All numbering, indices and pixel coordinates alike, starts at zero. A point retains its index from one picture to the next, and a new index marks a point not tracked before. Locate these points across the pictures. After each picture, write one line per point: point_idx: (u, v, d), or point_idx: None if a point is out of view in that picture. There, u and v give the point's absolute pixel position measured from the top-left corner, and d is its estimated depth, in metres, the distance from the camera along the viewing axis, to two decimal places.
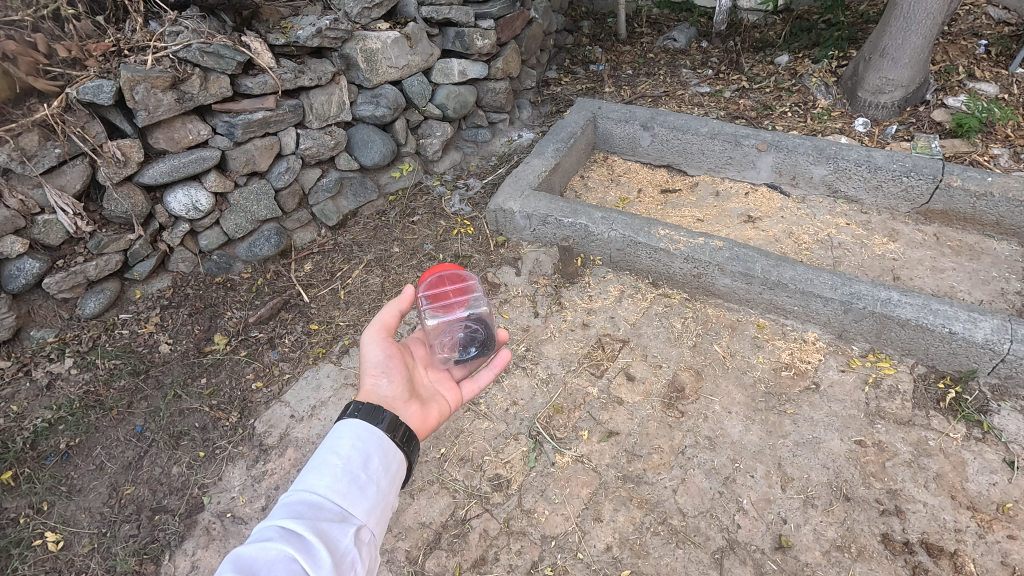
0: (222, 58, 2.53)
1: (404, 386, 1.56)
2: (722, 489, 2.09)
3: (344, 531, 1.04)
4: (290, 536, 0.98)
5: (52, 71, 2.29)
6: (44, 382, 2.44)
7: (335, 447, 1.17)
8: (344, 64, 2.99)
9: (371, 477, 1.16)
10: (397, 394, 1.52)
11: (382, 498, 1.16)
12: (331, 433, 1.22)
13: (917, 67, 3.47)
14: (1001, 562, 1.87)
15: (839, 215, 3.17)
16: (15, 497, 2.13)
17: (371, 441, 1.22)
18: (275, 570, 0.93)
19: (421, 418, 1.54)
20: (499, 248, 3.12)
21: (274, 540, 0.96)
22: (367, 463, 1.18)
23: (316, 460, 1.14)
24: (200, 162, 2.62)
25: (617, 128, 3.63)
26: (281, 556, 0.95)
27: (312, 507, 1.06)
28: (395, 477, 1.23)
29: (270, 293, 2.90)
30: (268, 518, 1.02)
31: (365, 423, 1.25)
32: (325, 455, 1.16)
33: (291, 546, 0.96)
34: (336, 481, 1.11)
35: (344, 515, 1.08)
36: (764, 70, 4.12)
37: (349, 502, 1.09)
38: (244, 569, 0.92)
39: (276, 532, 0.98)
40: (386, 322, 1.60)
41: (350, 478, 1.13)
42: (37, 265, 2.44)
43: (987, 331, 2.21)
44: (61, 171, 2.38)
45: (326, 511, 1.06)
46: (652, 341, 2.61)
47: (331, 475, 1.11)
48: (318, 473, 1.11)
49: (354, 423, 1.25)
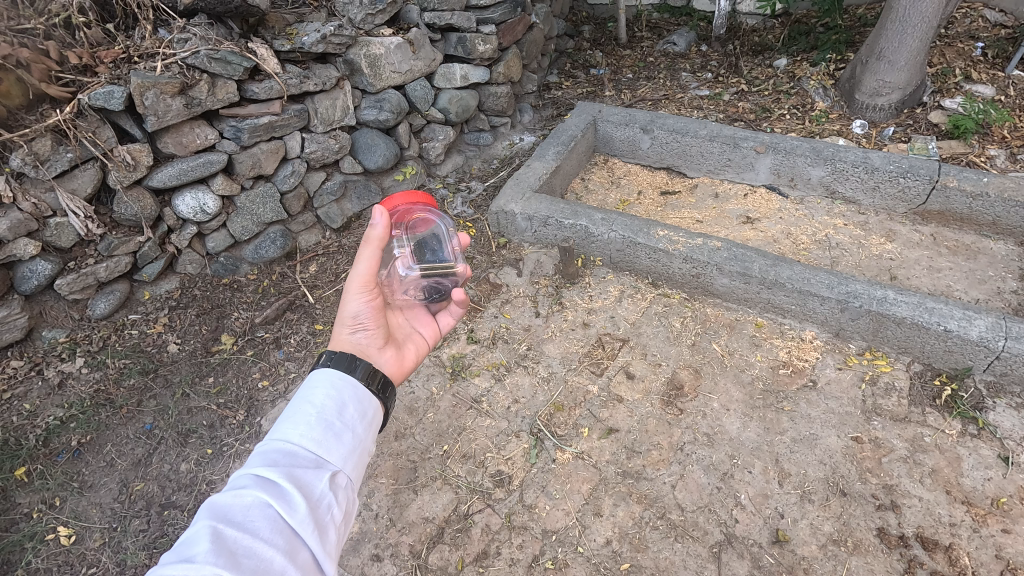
0: (229, 64, 2.59)
1: (379, 331, 1.58)
2: (719, 484, 2.13)
3: (319, 477, 1.07)
4: (266, 483, 1.01)
5: (63, 77, 2.35)
6: (55, 381, 2.49)
7: (309, 396, 1.19)
8: (348, 69, 3.04)
9: (347, 425, 1.18)
10: (373, 342, 1.55)
11: (359, 444, 1.19)
12: (306, 383, 1.24)
13: (914, 70, 3.51)
14: (995, 555, 1.90)
15: (837, 215, 3.21)
16: (29, 493, 2.18)
17: (346, 390, 1.24)
18: (250, 515, 0.95)
19: (398, 362, 1.60)
20: (501, 250, 3.16)
21: (249, 488, 0.99)
22: (342, 410, 1.20)
23: (290, 409, 1.16)
24: (207, 166, 2.68)
25: (617, 131, 3.67)
26: (256, 503, 0.97)
27: (286, 455, 1.08)
28: (373, 424, 1.26)
29: (276, 293, 2.95)
30: (243, 467, 1.04)
31: (339, 372, 1.27)
32: (300, 404, 1.17)
33: (265, 492, 0.99)
34: (310, 429, 1.13)
35: (320, 461, 1.10)
36: (763, 73, 4.16)
37: (324, 449, 1.11)
38: (220, 516, 0.94)
39: (250, 480, 1.01)
40: (366, 274, 1.49)
41: (325, 426, 1.15)
42: (48, 267, 2.49)
43: (982, 329, 2.24)
44: (72, 175, 2.43)
45: (301, 458, 1.08)
46: (652, 340, 2.65)
47: (305, 423, 1.13)
48: (293, 422, 1.13)
49: (328, 373, 1.26)
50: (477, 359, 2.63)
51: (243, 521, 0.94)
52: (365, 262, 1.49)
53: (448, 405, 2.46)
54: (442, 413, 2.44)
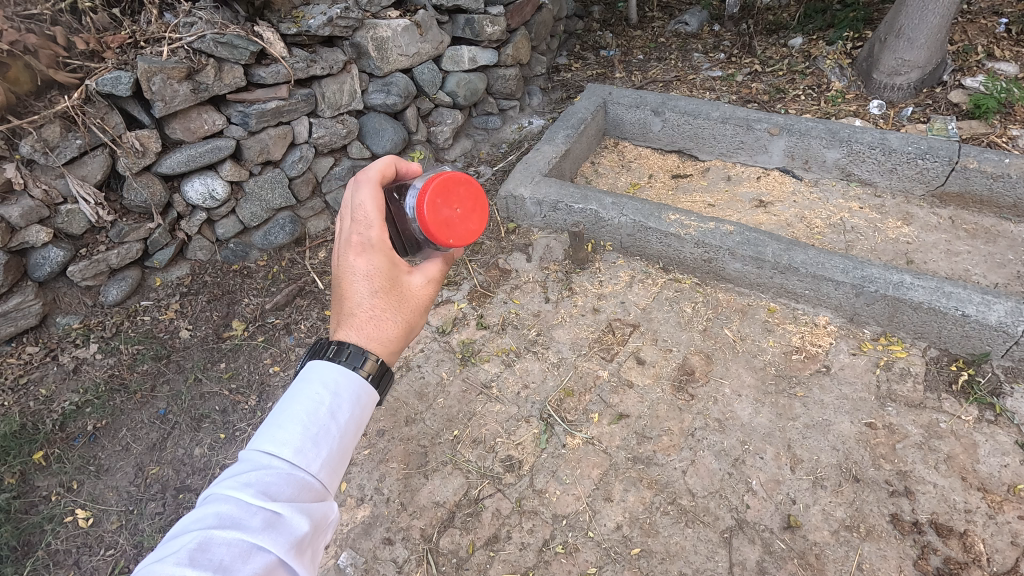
0: (235, 48, 2.56)
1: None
2: (731, 470, 2.12)
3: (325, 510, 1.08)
4: (271, 522, 0.97)
5: (70, 63, 2.34)
6: (70, 367, 2.52)
7: (330, 409, 1.14)
8: (355, 53, 3.00)
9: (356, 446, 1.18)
10: None
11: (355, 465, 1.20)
12: (322, 382, 1.17)
13: (933, 47, 3.41)
14: (1011, 542, 1.88)
15: (852, 198, 3.15)
16: (47, 476, 2.22)
17: (364, 406, 1.21)
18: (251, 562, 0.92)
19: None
20: (510, 235, 3.13)
21: (253, 525, 0.95)
22: (356, 430, 1.18)
23: (309, 423, 1.10)
24: (215, 152, 2.67)
25: (628, 113, 3.62)
26: (259, 545, 0.94)
27: (295, 483, 1.05)
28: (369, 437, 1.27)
29: (286, 279, 2.96)
30: (248, 490, 0.99)
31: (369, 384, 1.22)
32: (319, 417, 1.12)
33: (272, 534, 0.96)
34: (325, 453, 1.10)
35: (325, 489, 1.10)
36: (778, 53, 4.07)
37: (330, 476, 1.10)
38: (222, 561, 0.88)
39: (255, 515, 0.96)
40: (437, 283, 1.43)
41: (337, 448, 1.12)
42: (60, 254, 2.51)
43: (1001, 314, 2.20)
44: (81, 161, 2.43)
45: (310, 487, 1.07)
46: (662, 325, 2.63)
47: (322, 445, 1.10)
48: (309, 442, 1.09)
49: (356, 379, 1.21)
50: (487, 345, 2.63)
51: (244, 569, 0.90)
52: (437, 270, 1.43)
53: (458, 390, 2.47)
54: (452, 398, 2.44)
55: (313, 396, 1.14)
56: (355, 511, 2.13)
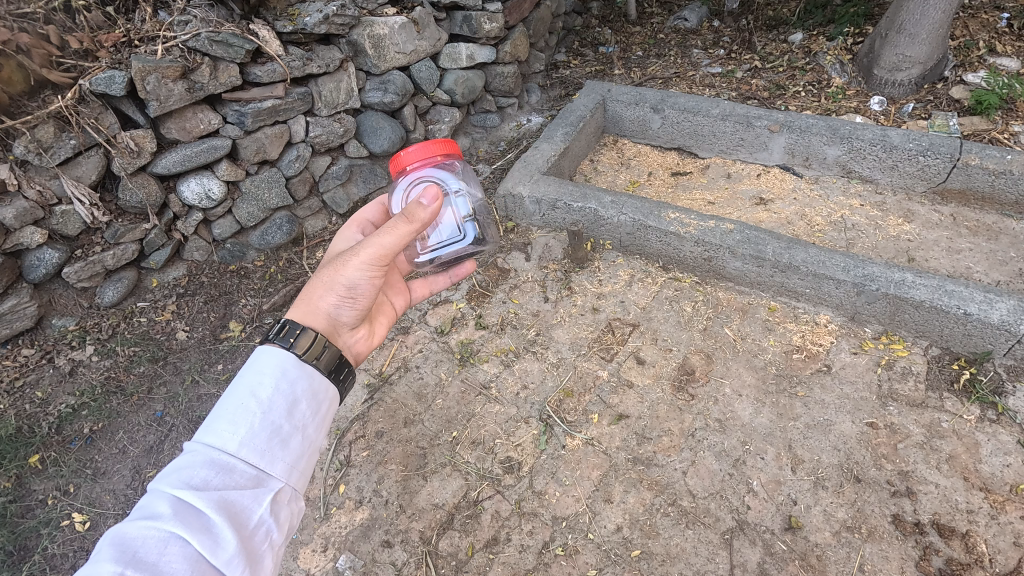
0: (230, 46, 2.54)
1: (362, 307, 1.66)
2: (732, 471, 2.10)
3: (255, 501, 1.12)
4: (190, 513, 1.03)
5: (64, 62, 2.31)
6: (66, 369, 2.50)
7: (254, 393, 1.23)
8: (351, 50, 2.98)
9: (293, 429, 1.26)
10: (349, 319, 1.63)
11: (300, 451, 1.26)
12: (254, 371, 1.28)
13: (935, 43, 3.39)
14: (1013, 542, 1.87)
15: (852, 195, 3.13)
16: (43, 480, 2.21)
17: (297, 385, 1.30)
18: (167, 553, 0.97)
19: (367, 339, 1.77)
20: (509, 234, 3.11)
21: (167, 519, 1.01)
22: (291, 410, 1.27)
23: (238, 412, 1.19)
24: (211, 152, 2.65)
25: (627, 110, 3.59)
26: (174, 538, 0.99)
27: (219, 472, 1.12)
28: (324, 418, 1.36)
29: (283, 280, 2.95)
30: (171, 484, 1.07)
31: (298, 359, 1.33)
32: (243, 401, 1.21)
33: (187, 525, 1.01)
34: (251, 437, 1.18)
35: (257, 476, 1.16)
36: (778, 49, 4.04)
37: (264, 462, 1.18)
38: (131, 555, 0.94)
39: (171, 508, 1.03)
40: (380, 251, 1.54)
41: (268, 432, 1.20)
42: (56, 255, 2.49)
43: (1003, 312, 2.18)
44: (76, 162, 2.41)
45: (237, 474, 1.14)
46: (663, 324, 2.61)
47: (245, 428, 1.17)
48: (231, 428, 1.17)
49: (285, 361, 1.31)
50: (486, 345, 2.61)
51: (158, 561, 0.96)
52: (393, 236, 1.52)
53: (457, 391, 2.45)
54: (451, 399, 2.43)
55: (241, 382, 1.24)
56: (353, 513, 2.12)
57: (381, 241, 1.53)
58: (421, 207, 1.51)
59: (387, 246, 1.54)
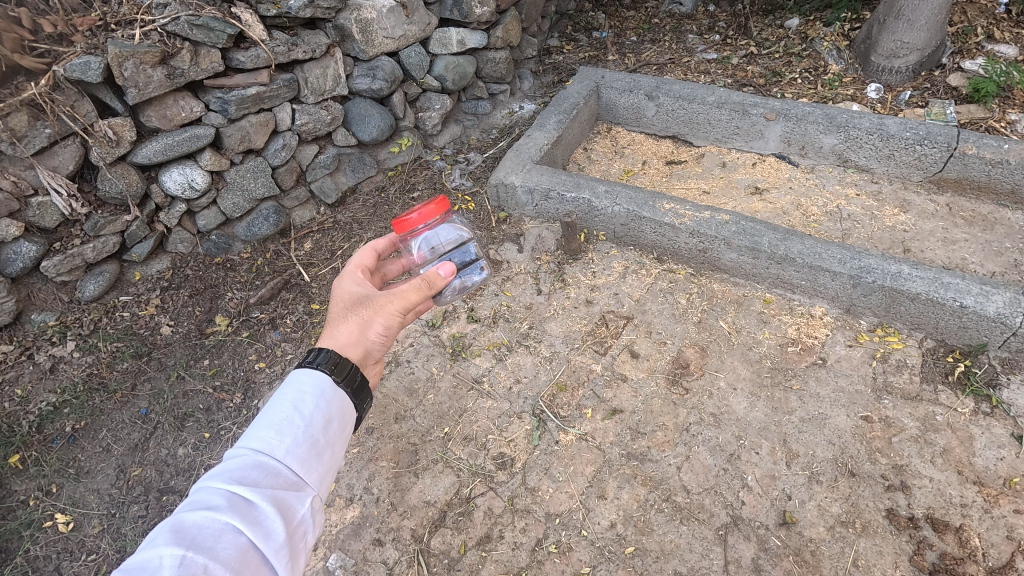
0: (212, 31, 2.44)
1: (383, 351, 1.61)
2: (726, 466, 2.09)
3: (297, 502, 1.10)
4: (241, 506, 1.03)
5: (37, 47, 2.21)
6: (47, 366, 2.43)
7: (296, 406, 1.20)
8: (338, 35, 2.88)
9: (329, 442, 1.22)
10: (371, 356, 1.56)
11: (333, 463, 1.23)
12: (294, 385, 1.24)
13: (933, 29, 3.34)
14: (1007, 536, 1.87)
15: (849, 185, 3.10)
16: (24, 480, 2.16)
17: (333, 403, 1.26)
18: (221, 542, 0.97)
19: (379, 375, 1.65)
20: (501, 225, 3.06)
21: (222, 510, 1.00)
22: (329, 424, 1.23)
23: (280, 420, 1.16)
24: (194, 141, 2.57)
25: (621, 97, 3.53)
26: (228, 527, 0.99)
27: (265, 474, 1.10)
28: (351, 437, 1.31)
29: (271, 272, 2.88)
30: (219, 480, 1.06)
31: (333, 382, 1.28)
32: (287, 411, 1.18)
33: (241, 517, 1.01)
34: (296, 445, 1.15)
35: (299, 482, 1.13)
36: (774, 34, 3.97)
37: (305, 469, 1.15)
38: (190, 539, 0.95)
39: (225, 501, 1.02)
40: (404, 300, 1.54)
41: (309, 442, 1.17)
42: (33, 248, 2.41)
43: (999, 305, 2.16)
44: (52, 152, 2.33)
45: (280, 478, 1.11)
46: (657, 317, 2.58)
47: (290, 437, 1.15)
48: (277, 435, 1.14)
49: (317, 379, 1.26)
50: (478, 339, 2.57)
51: (215, 546, 0.96)
52: (414, 291, 1.54)
53: (449, 386, 2.42)
54: (443, 394, 2.39)
55: (282, 394, 1.22)
56: (343, 511, 2.08)
57: (405, 295, 1.54)
58: (441, 276, 1.56)
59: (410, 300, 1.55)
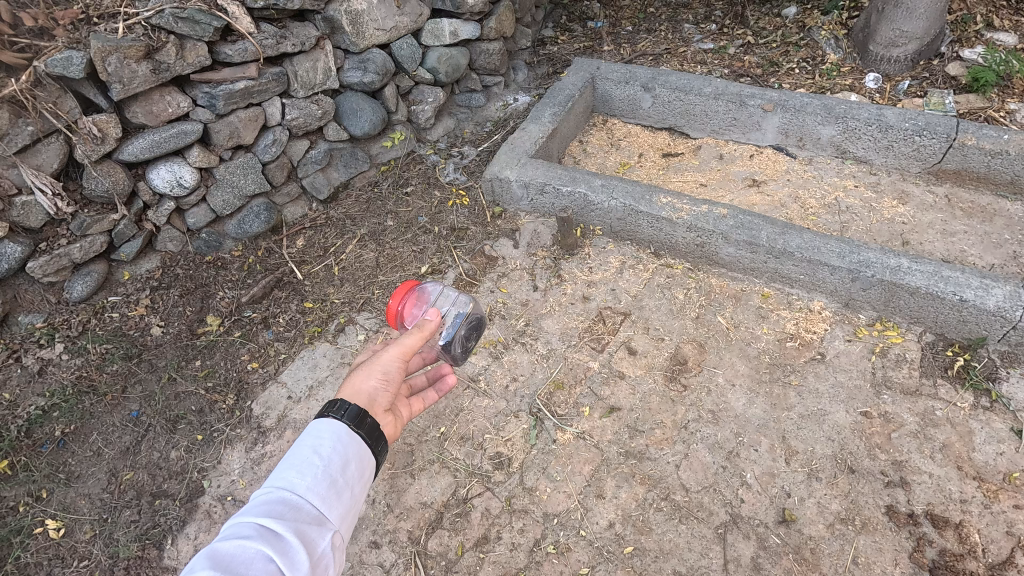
0: (198, 24, 2.38)
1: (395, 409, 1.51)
2: (725, 463, 2.07)
3: (319, 536, 1.06)
4: (270, 534, 1.00)
5: (18, 42, 2.14)
6: (35, 369, 2.39)
7: (315, 448, 1.18)
8: (328, 28, 2.81)
9: (348, 482, 1.18)
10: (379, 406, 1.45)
11: (354, 505, 1.18)
12: (312, 430, 1.23)
13: (932, 17, 3.29)
14: (1006, 532, 1.86)
15: (847, 176, 3.07)
16: (14, 486, 2.12)
17: (350, 446, 1.23)
18: (253, 569, 0.94)
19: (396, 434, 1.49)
20: (496, 220, 3.02)
21: (252, 538, 0.98)
22: (346, 465, 1.20)
23: (301, 460, 1.14)
24: (181, 138, 2.52)
25: (617, 89, 3.48)
26: (259, 555, 0.96)
27: (288, 509, 1.07)
28: (368, 482, 1.26)
29: (263, 271, 2.83)
30: (246, 514, 1.04)
31: (350, 428, 1.25)
32: (307, 453, 1.16)
33: (271, 544, 0.98)
34: (316, 482, 1.12)
35: (320, 517, 1.09)
36: (771, 23, 3.91)
37: (326, 505, 1.11)
38: (222, 566, 0.93)
39: (254, 530, 1.00)
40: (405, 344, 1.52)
41: (327, 480, 1.14)
42: (18, 249, 2.36)
43: (999, 299, 2.14)
44: (35, 150, 2.28)
45: (303, 513, 1.08)
46: (654, 313, 2.55)
47: (311, 475, 1.13)
48: (298, 473, 1.12)
49: (334, 427, 1.24)
50: None
51: (247, 574, 0.93)
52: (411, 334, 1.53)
53: None
54: (439, 393, 2.36)
55: (302, 439, 1.20)
56: None
57: (403, 341, 1.52)
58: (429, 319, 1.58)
59: (408, 344, 1.52)
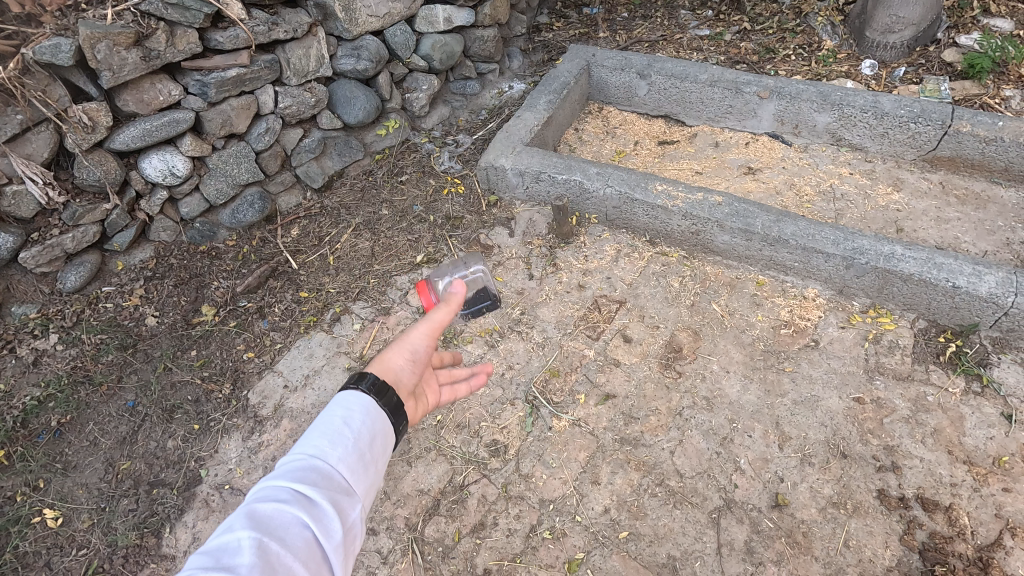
0: (187, 10, 2.35)
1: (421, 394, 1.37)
2: (719, 449, 2.09)
3: (351, 508, 1.00)
4: (303, 501, 0.95)
5: (5, 29, 2.11)
6: (29, 359, 2.38)
7: (345, 418, 1.09)
8: (320, 14, 2.78)
9: (377, 453, 1.10)
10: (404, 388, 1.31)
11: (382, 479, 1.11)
12: (340, 399, 1.13)
13: (929, 3, 3.27)
14: (995, 514, 1.89)
15: (842, 164, 3.07)
16: (11, 476, 2.13)
17: (378, 420, 1.13)
18: (286, 535, 0.89)
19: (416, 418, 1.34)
20: (492, 208, 3.02)
21: (286, 502, 0.93)
22: (375, 439, 1.10)
23: (331, 428, 1.06)
24: (173, 126, 2.50)
25: (612, 76, 3.46)
26: (292, 520, 0.91)
27: (320, 477, 1.00)
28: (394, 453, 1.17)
29: (257, 260, 2.82)
30: (277, 477, 0.98)
31: (377, 400, 1.14)
32: (337, 421, 1.08)
33: (306, 512, 0.93)
34: (348, 451, 1.05)
35: (351, 489, 1.02)
36: (768, 9, 3.88)
37: (356, 477, 1.03)
38: (259, 527, 0.88)
39: (289, 494, 0.94)
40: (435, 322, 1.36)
41: (357, 450, 1.06)
42: (10, 240, 2.34)
43: (991, 285, 2.16)
44: (25, 139, 2.25)
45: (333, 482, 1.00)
46: (649, 301, 2.56)
47: (342, 444, 1.05)
48: (330, 442, 1.04)
49: (361, 398, 1.13)
50: (469, 325, 2.54)
51: (283, 538, 0.89)
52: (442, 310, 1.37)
53: None
54: None
55: (333, 405, 1.11)
56: None
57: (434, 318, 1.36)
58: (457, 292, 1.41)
59: (438, 321, 1.36)
